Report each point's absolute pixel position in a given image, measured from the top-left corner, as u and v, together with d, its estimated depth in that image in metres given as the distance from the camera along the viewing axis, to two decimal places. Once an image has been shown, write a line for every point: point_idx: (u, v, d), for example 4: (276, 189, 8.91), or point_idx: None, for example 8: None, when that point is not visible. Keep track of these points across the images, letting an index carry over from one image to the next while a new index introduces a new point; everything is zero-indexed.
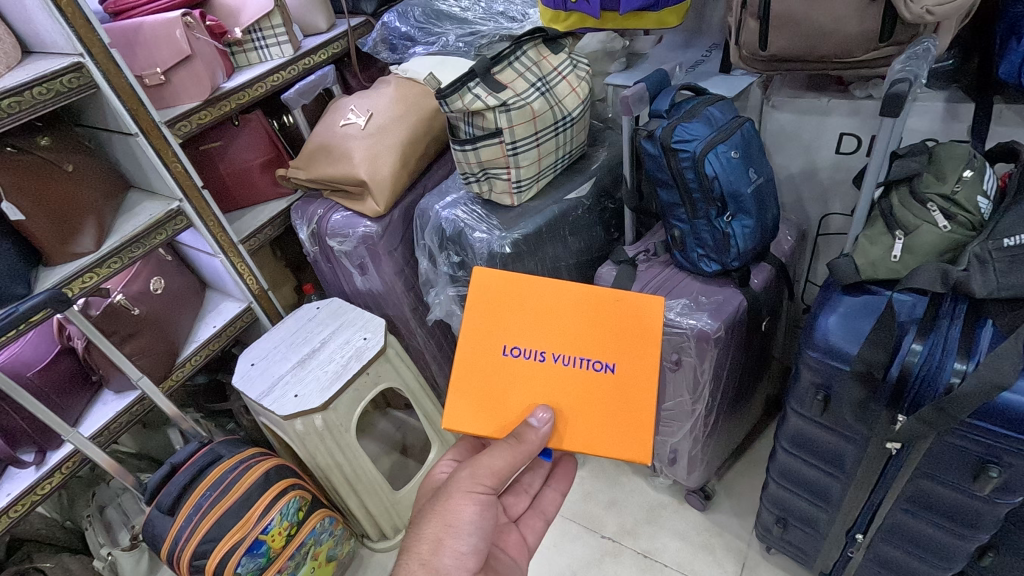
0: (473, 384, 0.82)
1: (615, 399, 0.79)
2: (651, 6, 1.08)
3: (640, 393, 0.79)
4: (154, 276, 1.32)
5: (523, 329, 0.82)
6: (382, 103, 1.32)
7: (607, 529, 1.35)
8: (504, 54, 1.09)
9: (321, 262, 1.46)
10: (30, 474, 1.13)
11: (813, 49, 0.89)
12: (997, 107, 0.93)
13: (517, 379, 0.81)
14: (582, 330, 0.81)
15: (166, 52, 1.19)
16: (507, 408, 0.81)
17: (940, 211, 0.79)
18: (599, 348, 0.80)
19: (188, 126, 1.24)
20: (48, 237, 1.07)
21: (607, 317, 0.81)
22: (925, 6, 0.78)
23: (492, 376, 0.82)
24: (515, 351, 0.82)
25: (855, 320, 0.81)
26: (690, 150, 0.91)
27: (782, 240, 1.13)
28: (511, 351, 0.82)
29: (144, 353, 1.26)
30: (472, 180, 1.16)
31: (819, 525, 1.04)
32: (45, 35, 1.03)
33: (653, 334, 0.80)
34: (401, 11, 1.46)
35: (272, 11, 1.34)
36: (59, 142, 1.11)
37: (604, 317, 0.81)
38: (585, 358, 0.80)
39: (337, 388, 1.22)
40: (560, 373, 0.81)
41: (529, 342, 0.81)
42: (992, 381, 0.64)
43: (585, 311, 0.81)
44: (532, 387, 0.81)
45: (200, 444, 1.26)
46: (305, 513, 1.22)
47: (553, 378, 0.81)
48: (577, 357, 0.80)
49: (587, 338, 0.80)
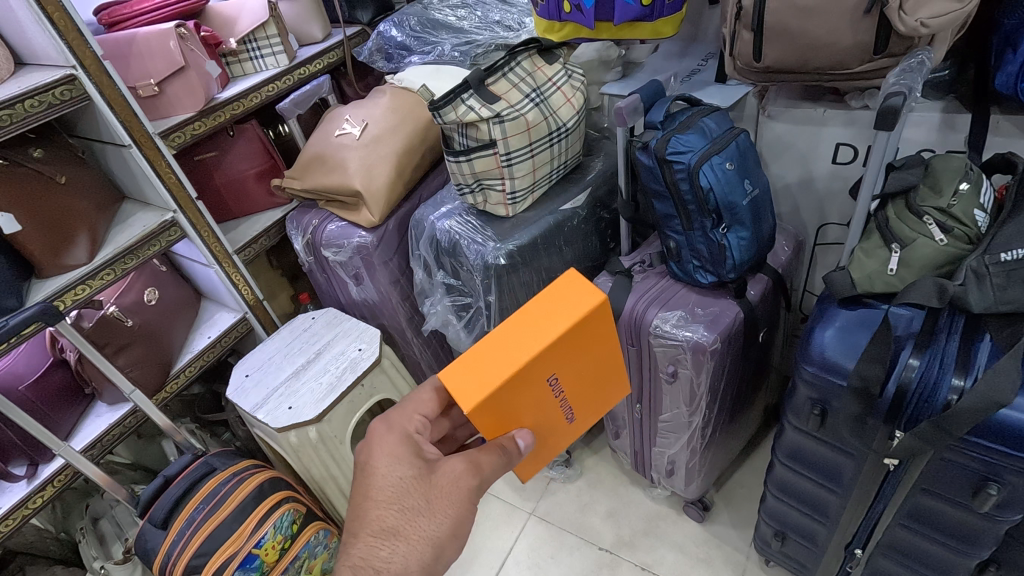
0: (513, 391, 0.68)
1: (560, 445, 0.82)
2: (645, 16, 1.07)
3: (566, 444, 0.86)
4: (147, 287, 1.31)
5: (573, 366, 0.73)
6: (377, 113, 1.31)
7: (604, 541, 1.33)
8: (498, 65, 1.08)
9: (316, 272, 1.46)
10: (22, 488, 1.12)
11: (807, 60, 0.88)
12: (994, 117, 0.92)
13: (535, 405, 0.72)
14: (598, 385, 0.79)
15: (160, 63, 1.18)
16: (512, 419, 0.72)
17: (937, 224, 0.78)
18: (588, 405, 0.80)
19: (182, 136, 1.24)
20: (40, 250, 1.07)
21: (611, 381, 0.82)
22: (919, 19, 0.78)
23: (529, 397, 0.70)
24: (553, 382, 0.72)
25: (852, 335, 0.80)
26: (685, 162, 0.90)
27: (778, 250, 1.13)
28: (556, 386, 0.72)
29: (137, 365, 1.25)
30: (467, 191, 1.15)
31: (818, 539, 1.02)
32: (38, 47, 1.02)
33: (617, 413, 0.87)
34: (398, 21, 1.46)
35: (267, 22, 1.34)
36: (52, 154, 1.11)
37: (614, 381, 0.81)
38: (577, 410, 0.79)
39: (330, 400, 1.21)
40: (557, 415, 0.77)
41: (568, 382, 0.73)
42: (990, 399, 0.63)
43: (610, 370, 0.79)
44: (534, 417, 0.74)
45: (194, 456, 1.26)
46: (299, 526, 1.19)
47: (551, 416, 0.76)
48: (570, 410, 0.78)
49: (592, 394, 0.80)
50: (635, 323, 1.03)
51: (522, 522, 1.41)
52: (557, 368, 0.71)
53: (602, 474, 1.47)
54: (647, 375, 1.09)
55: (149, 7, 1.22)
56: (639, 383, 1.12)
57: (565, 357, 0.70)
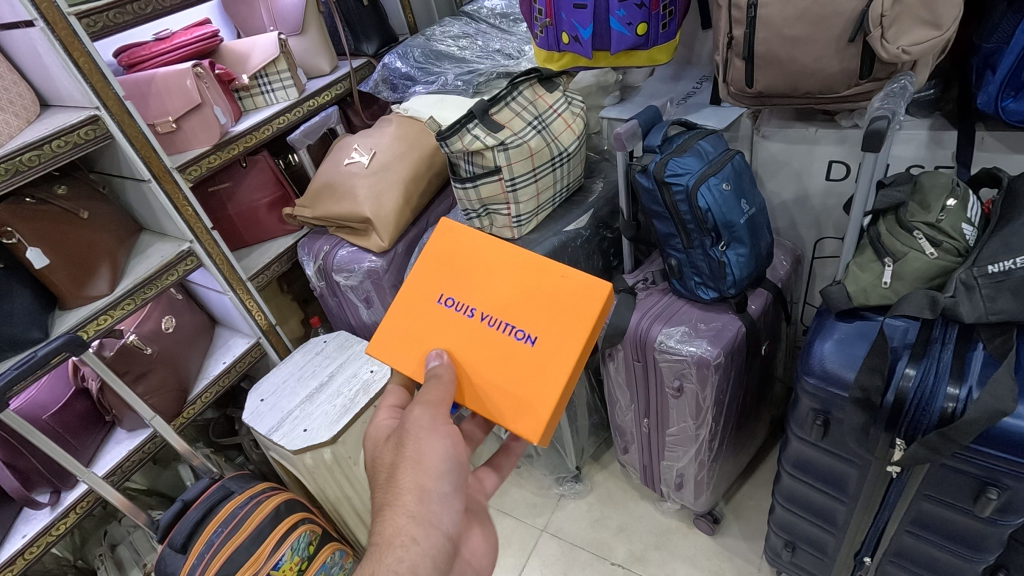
0: (412, 322, 0.83)
1: (520, 366, 0.76)
2: (639, 46, 1.12)
3: (559, 369, 0.74)
4: (165, 316, 1.36)
5: (465, 284, 0.82)
6: (384, 141, 1.36)
7: (617, 555, 1.34)
8: (501, 96, 1.13)
9: (327, 297, 1.49)
10: (46, 515, 1.14)
11: (796, 85, 0.93)
12: (980, 133, 0.96)
13: (443, 327, 0.81)
14: (521, 291, 0.78)
15: (178, 101, 1.24)
16: (424, 345, 0.81)
17: (927, 238, 0.81)
18: (526, 317, 0.77)
19: (198, 169, 1.28)
20: (64, 283, 1.11)
21: (545, 276, 0.78)
22: (900, 47, 0.82)
23: (424, 325, 0.82)
24: (447, 301, 0.82)
25: (850, 347, 0.83)
26: (684, 183, 0.94)
27: (777, 265, 1.16)
28: (452, 307, 0.81)
29: (156, 393, 1.28)
30: (473, 216, 1.20)
31: (827, 548, 1.04)
32: (64, 91, 1.08)
33: (582, 317, 0.74)
34: (401, 52, 1.52)
35: (278, 57, 1.40)
36: (75, 191, 1.16)
37: (533, 280, 0.78)
38: (508, 325, 0.77)
39: (345, 421, 1.22)
40: (480, 332, 0.79)
41: (466, 296, 0.81)
42: (986, 406, 0.66)
43: (512, 269, 0.80)
44: (454, 340, 0.80)
45: (211, 480, 1.28)
46: (315, 547, 1.21)
47: (473, 334, 0.79)
48: (507, 322, 0.78)
49: (522, 302, 0.78)
50: (639, 339, 1.06)
51: (534, 540, 1.43)
52: (430, 291, 0.84)
53: (613, 490, 1.48)
54: (652, 390, 1.12)
55: (165, 48, 1.29)
56: (647, 399, 1.15)
57: (420, 284, 0.84)
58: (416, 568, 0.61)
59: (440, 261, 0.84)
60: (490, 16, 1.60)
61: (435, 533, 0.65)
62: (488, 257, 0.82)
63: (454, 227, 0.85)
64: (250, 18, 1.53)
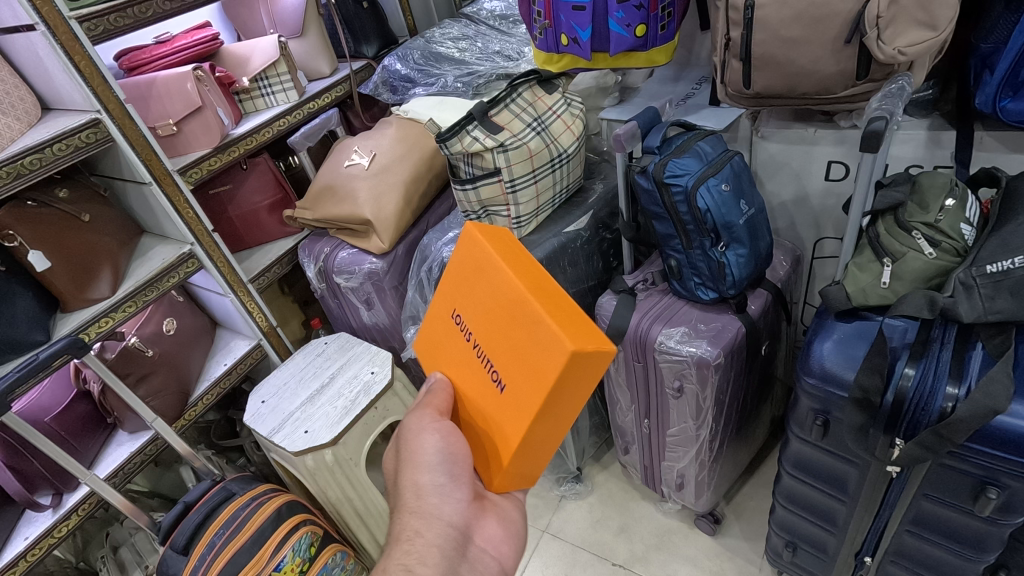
0: (435, 329, 0.78)
1: (492, 410, 0.66)
2: (638, 47, 1.12)
3: (515, 431, 0.62)
4: (166, 318, 1.36)
5: (470, 303, 0.70)
6: (384, 143, 1.36)
7: (617, 556, 1.35)
8: (500, 97, 1.14)
9: (328, 298, 1.49)
10: (48, 517, 1.14)
11: (794, 86, 0.93)
12: (979, 133, 0.96)
13: (451, 345, 0.74)
14: (504, 327, 0.64)
15: (178, 103, 1.24)
16: (437, 356, 0.77)
17: (925, 238, 0.81)
18: (504, 360, 0.64)
19: (199, 172, 1.28)
20: (65, 286, 1.11)
21: (524, 316, 0.61)
22: (897, 48, 0.82)
23: (442, 336, 0.77)
24: (457, 318, 0.73)
25: (850, 346, 0.83)
26: (683, 184, 0.94)
27: (777, 265, 1.16)
28: (460, 324, 0.72)
29: (158, 395, 1.29)
30: (473, 217, 1.20)
31: (828, 548, 1.04)
32: (65, 95, 1.08)
33: (542, 378, 0.59)
34: (401, 54, 1.53)
35: (278, 60, 1.40)
36: (76, 193, 1.16)
37: (514, 319, 0.63)
38: (490, 362, 0.66)
39: (346, 422, 1.23)
40: (471, 360, 0.70)
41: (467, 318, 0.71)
42: (985, 406, 0.66)
43: (502, 299, 0.65)
44: (454, 361, 0.73)
45: (212, 482, 1.28)
46: (316, 549, 1.21)
47: (466, 360, 0.71)
48: (489, 360, 0.66)
49: (504, 343, 0.64)
50: (640, 340, 1.07)
51: (535, 541, 1.43)
52: (449, 302, 0.75)
53: (614, 490, 1.49)
54: (653, 390, 1.12)
55: (165, 52, 1.29)
56: (647, 400, 1.15)
57: (445, 291, 0.77)
58: (421, 559, 0.66)
59: (459, 270, 0.74)
60: (490, 18, 1.61)
61: (438, 525, 0.69)
62: (490, 278, 0.67)
63: (470, 237, 0.71)
64: (250, 21, 1.54)
